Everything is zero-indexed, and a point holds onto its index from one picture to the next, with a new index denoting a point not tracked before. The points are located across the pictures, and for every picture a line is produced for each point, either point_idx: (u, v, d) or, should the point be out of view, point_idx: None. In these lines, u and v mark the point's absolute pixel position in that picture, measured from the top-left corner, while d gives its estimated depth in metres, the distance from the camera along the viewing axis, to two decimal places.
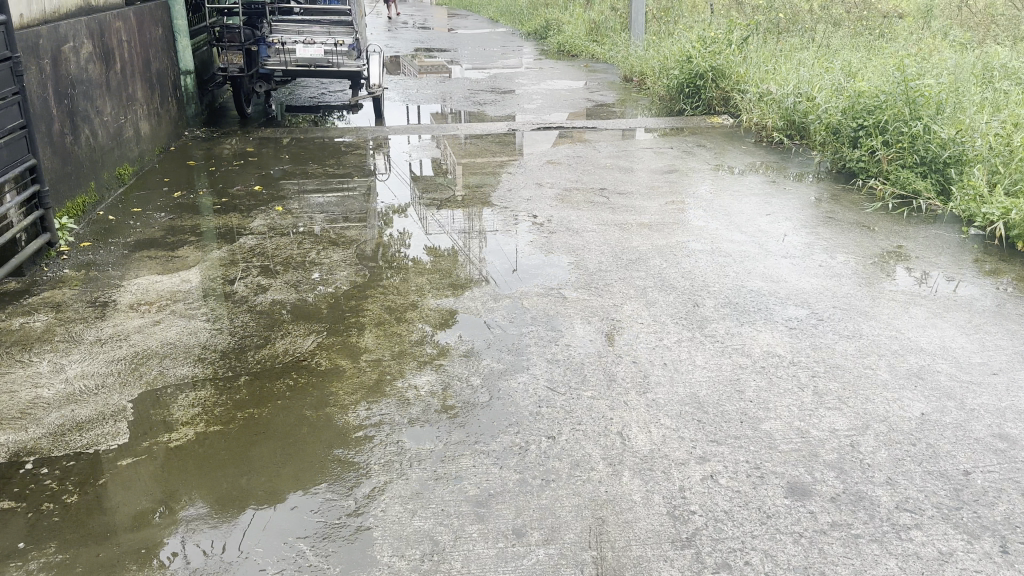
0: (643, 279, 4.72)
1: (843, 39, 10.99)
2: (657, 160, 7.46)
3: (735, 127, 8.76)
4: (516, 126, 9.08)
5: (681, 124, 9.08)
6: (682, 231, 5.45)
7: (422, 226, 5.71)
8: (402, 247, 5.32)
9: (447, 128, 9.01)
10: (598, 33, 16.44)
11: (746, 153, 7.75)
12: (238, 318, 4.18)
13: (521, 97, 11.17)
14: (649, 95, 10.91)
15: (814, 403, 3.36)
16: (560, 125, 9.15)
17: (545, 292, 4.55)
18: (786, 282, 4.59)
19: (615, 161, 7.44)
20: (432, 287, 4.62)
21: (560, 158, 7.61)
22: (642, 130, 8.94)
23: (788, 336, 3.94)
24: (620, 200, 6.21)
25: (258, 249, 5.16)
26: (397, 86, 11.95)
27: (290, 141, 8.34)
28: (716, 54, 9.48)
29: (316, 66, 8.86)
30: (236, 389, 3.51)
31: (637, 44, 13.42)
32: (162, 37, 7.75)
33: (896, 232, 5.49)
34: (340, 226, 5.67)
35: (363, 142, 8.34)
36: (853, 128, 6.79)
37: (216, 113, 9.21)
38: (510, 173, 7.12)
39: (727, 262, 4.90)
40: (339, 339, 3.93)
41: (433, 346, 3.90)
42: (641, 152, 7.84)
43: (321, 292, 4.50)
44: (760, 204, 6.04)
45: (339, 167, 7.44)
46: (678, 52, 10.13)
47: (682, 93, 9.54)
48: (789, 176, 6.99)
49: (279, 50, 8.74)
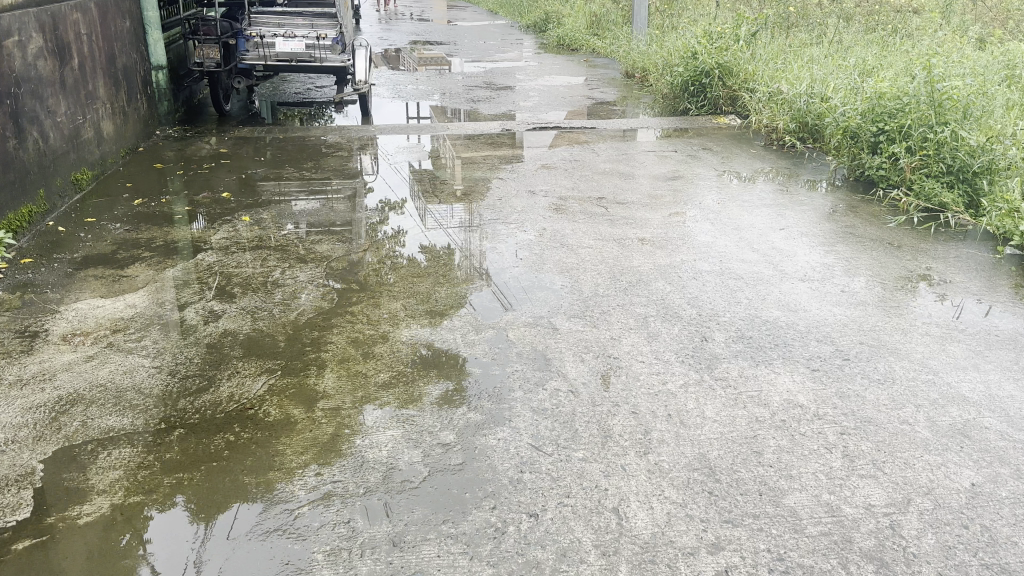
0: (644, 306, 4.21)
1: (856, 36, 10.46)
2: (660, 165, 6.93)
3: (743, 129, 8.24)
4: (510, 126, 8.55)
5: (685, 125, 8.56)
6: (687, 249, 4.94)
7: (402, 239, 5.20)
8: (378, 263, 4.80)
9: (436, 127, 8.46)
10: (599, 26, 15.88)
11: (754, 157, 7.22)
12: (181, 354, 3.68)
13: (517, 94, 10.63)
14: (652, 93, 10.38)
15: (844, 470, 2.87)
16: (557, 125, 8.62)
17: (533, 322, 4.03)
18: (804, 311, 4.09)
19: (614, 166, 6.92)
20: (406, 314, 4.11)
21: (556, 163, 7.09)
22: (645, 131, 8.42)
23: (810, 380, 3.44)
24: (619, 211, 5.69)
25: (217, 267, 4.65)
26: (389, 81, 11.42)
27: (268, 141, 7.81)
28: (722, 50, 8.94)
29: (298, 61, 8.29)
30: (166, 447, 3.01)
31: (639, 37, 12.87)
32: (130, 30, 7.23)
33: (923, 251, 4.96)
34: (311, 239, 5.15)
35: (346, 142, 7.81)
36: (873, 132, 6.26)
37: (193, 110, 8.69)
38: (501, 179, 6.60)
39: (738, 286, 4.39)
40: (293, 382, 3.43)
41: (402, 390, 3.39)
42: (643, 155, 7.32)
43: (279, 320, 4.00)
44: (773, 217, 5.53)
45: (318, 170, 6.92)
46: (683, 47, 9.60)
47: (687, 92, 9.01)
48: (801, 183, 6.48)
49: (258, 44, 8.17)
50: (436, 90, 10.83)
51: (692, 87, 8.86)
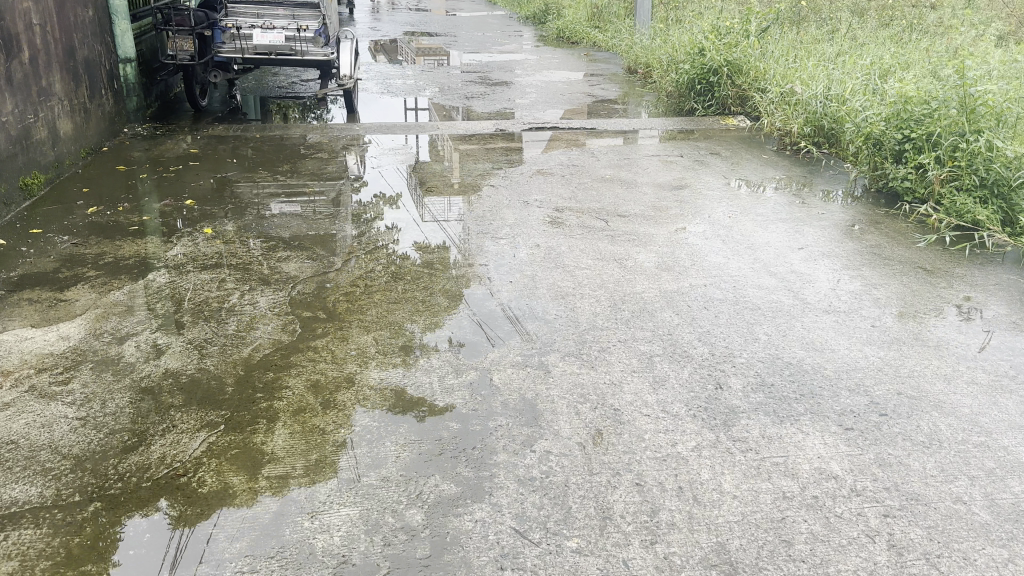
0: (649, 342, 3.70)
1: (870, 33, 9.91)
2: (664, 172, 6.42)
3: (753, 131, 7.72)
4: (505, 125, 8.02)
5: (692, 126, 8.03)
6: (696, 271, 4.42)
7: (380, 256, 4.68)
8: (350, 284, 4.28)
9: (425, 126, 7.91)
10: (601, 19, 15.31)
11: (766, 164, 6.71)
12: (111, 402, 3.18)
13: (514, 90, 10.09)
14: (656, 91, 9.84)
15: (893, 568, 2.37)
16: (555, 125, 8.08)
17: (523, 362, 3.52)
18: (831, 352, 3.59)
19: (616, 172, 6.40)
20: (376, 350, 3.60)
21: (552, 168, 6.57)
22: (649, 132, 7.90)
23: (844, 445, 2.94)
24: (621, 226, 5.18)
25: (167, 291, 4.14)
26: (379, 75, 10.88)
27: (243, 139, 7.28)
28: (732, 46, 8.41)
29: (278, 54, 7.79)
30: (75, 528, 2.51)
31: (642, 31, 12.33)
32: (93, 20, 6.70)
33: (958, 276, 4.45)
34: (278, 256, 4.64)
35: (327, 142, 7.27)
36: (897, 140, 5.74)
37: (167, 106, 8.17)
38: (493, 187, 6.08)
39: (753, 318, 3.88)
40: (236, 441, 2.95)
41: (363, 450, 2.88)
42: (647, 160, 6.81)
43: (230, 357, 3.50)
44: (789, 233, 5.02)
45: (295, 173, 6.40)
46: (689, 43, 9.06)
47: (693, 90, 8.48)
48: (817, 193, 5.97)
49: (234, 36, 7.67)
50: (428, 86, 10.28)
51: (699, 86, 8.33)
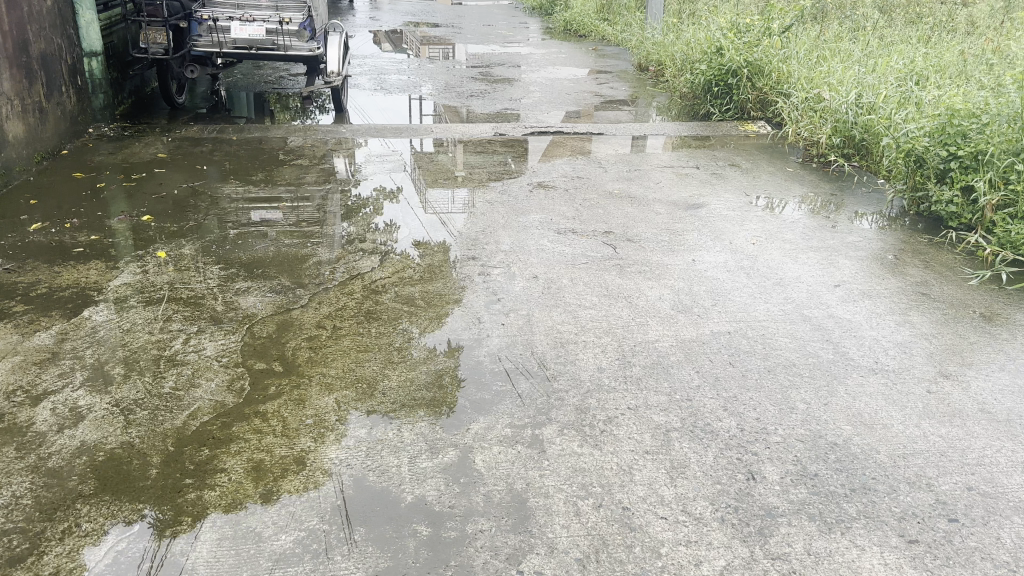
0: (664, 408, 3.10)
1: (899, 32, 9.24)
2: (677, 187, 5.82)
3: (774, 139, 7.10)
4: (505, 129, 7.40)
5: (707, 132, 7.41)
6: (717, 314, 3.83)
7: (353, 288, 4.09)
8: (315, 325, 3.69)
9: (418, 129, 7.29)
10: (610, 11, 14.64)
11: (789, 178, 6.10)
12: (6, 490, 2.61)
13: (516, 88, 9.46)
14: (668, 92, 9.20)
15: None
16: (559, 129, 7.46)
17: (512, 435, 2.92)
18: (882, 430, 2.99)
19: (624, 187, 5.79)
20: (337, 417, 3.01)
21: (555, 181, 5.96)
22: (661, 139, 7.28)
23: (910, 568, 2.34)
24: (630, 255, 4.57)
25: (102, 334, 3.58)
26: (374, 69, 10.26)
27: (218, 141, 6.68)
28: (752, 46, 7.78)
29: (259, 49, 7.13)
30: None
31: (654, 25, 11.67)
32: (53, 11, 6.12)
33: (1021, 324, 3.84)
34: (236, 287, 4.05)
35: (310, 146, 6.67)
36: (941, 157, 5.11)
37: (140, 104, 7.60)
38: (487, 204, 5.47)
39: (786, 380, 3.29)
40: (149, 549, 2.37)
41: (306, 567, 2.30)
42: (658, 172, 6.20)
43: (160, 429, 2.94)
44: (821, 265, 4.41)
45: (270, 183, 5.80)
46: (706, 40, 8.42)
47: (710, 93, 7.85)
48: (848, 215, 5.37)
49: (211, 29, 7.05)
50: (426, 82, 9.66)
51: (717, 89, 7.70)
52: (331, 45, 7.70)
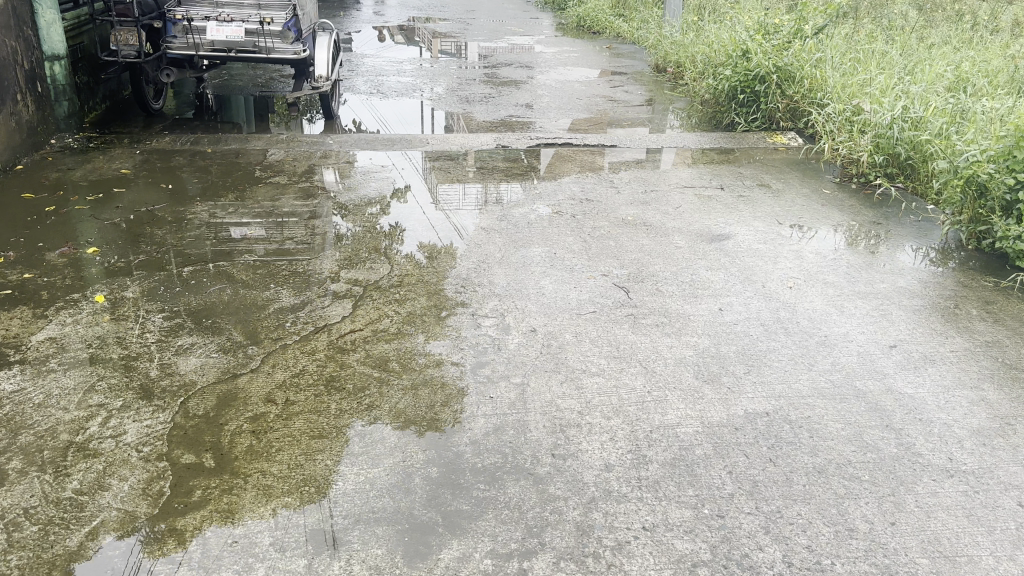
0: (689, 527, 2.45)
1: (939, 34, 8.49)
2: (698, 212, 5.14)
3: (806, 154, 6.40)
4: (509, 140, 6.74)
5: (731, 145, 6.72)
6: (750, 387, 3.17)
7: (316, 346, 3.45)
8: (263, 400, 3.05)
9: (413, 140, 6.65)
10: (626, 6, 13.94)
11: (825, 201, 5.42)
12: None
13: (523, 91, 8.78)
14: (687, 96, 8.50)
15: None
16: (567, 139, 6.79)
17: (494, 570, 2.27)
18: (968, 566, 2.34)
19: (638, 213, 5.13)
20: (272, 539, 2.38)
21: (561, 204, 5.30)
22: (681, 152, 6.60)
23: None
24: (645, 301, 3.91)
25: (6, 412, 2.96)
26: (373, 69, 9.59)
27: (191, 154, 6.05)
28: (781, 51, 7.07)
29: (239, 52, 6.51)
30: None
31: (673, 23, 10.97)
32: (6, 11, 5.51)
33: None
34: (179, 345, 3.43)
35: (292, 159, 6.02)
36: (1008, 186, 4.42)
37: (113, 111, 7.00)
38: (483, 233, 4.82)
39: (840, 489, 2.63)
40: None
41: None
42: (678, 192, 5.53)
43: (48, 555, 2.32)
44: (871, 320, 3.75)
45: (240, 204, 5.17)
46: (730, 42, 7.71)
47: (734, 101, 7.15)
48: (895, 249, 4.69)
49: (186, 29, 6.43)
50: (427, 84, 9.00)
51: (742, 96, 7.00)
52: (319, 47, 7.05)
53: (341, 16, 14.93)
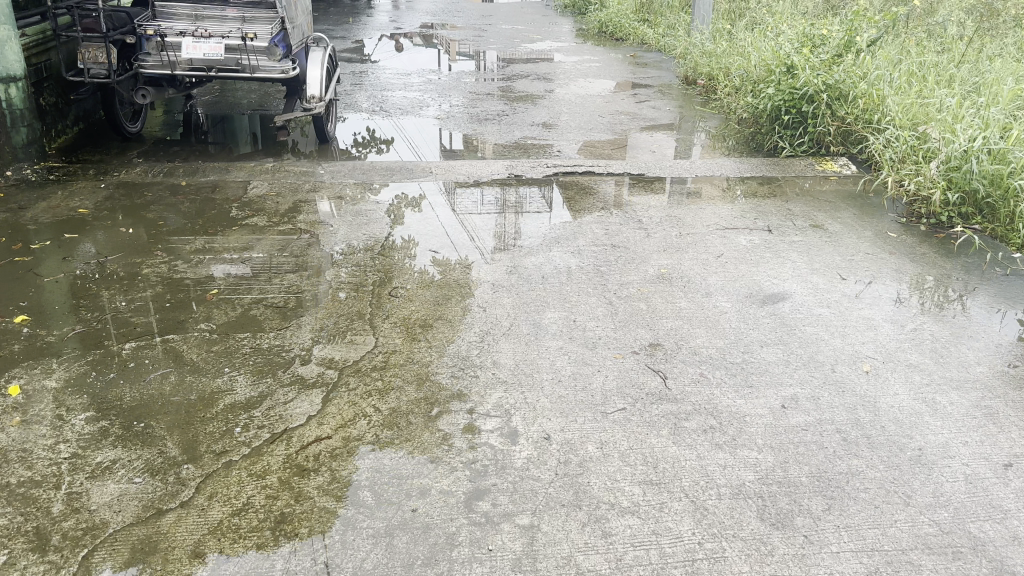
0: None
1: (1003, 44, 7.64)
2: (744, 264, 4.36)
3: (863, 186, 5.60)
4: (523, 168, 5.98)
5: (776, 174, 5.93)
6: (834, 538, 2.40)
7: (269, 464, 2.72)
8: (190, 555, 2.32)
9: (415, 168, 5.91)
10: (650, 11, 13.15)
11: (893, 248, 4.62)
12: None
13: (541, 108, 8.02)
14: (721, 113, 7.70)
15: None
16: (589, 167, 6.02)
17: None
18: None
19: (673, 265, 4.37)
20: None
21: (582, 251, 4.55)
22: (719, 181, 5.81)
23: None
24: (686, 393, 3.14)
25: None
26: (379, 83, 8.87)
27: (162, 189, 5.35)
28: (830, 67, 6.27)
29: (220, 70, 5.78)
30: None
31: (703, 31, 10.17)
32: None
33: None
34: (99, 464, 2.72)
35: (277, 194, 5.31)
36: None
37: (86, 138, 6.35)
38: (489, 290, 4.06)
39: None
40: None
41: None
42: (719, 236, 4.76)
43: None
44: (976, 426, 2.96)
45: (209, 252, 4.45)
46: (771, 56, 6.92)
47: (778, 123, 6.35)
48: (987, 313, 3.89)
49: (160, 45, 5.72)
50: (436, 99, 8.26)
51: (788, 118, 6.20)
52: (311, 63, 6.35)
53: (350, 23, 14.25)
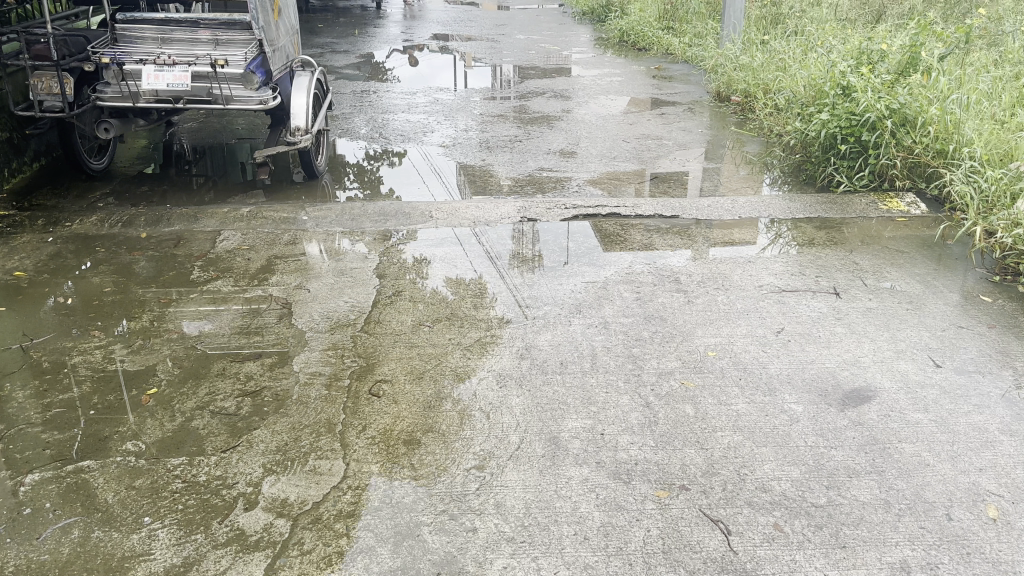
0: None
1: None
2: (811, 343, 3.53)
3: (939, 231, 4.75)
4: (539, 209, 5.17)
5: (833, 213, 5.09)
6: None
7: None
8: None
9: (414, 211, 5.12)
10: (675, 18, 12.30)
11: (991, 319, 3.77)
12: None
13: (559, 133, 7.20)
14: (761, 137, 6.86)
15: None
16: (613, 207, 5.21)
17: None
18: None
19: (722, 344, 3.54)
20: None
21: (609, 325, 3.73)
22: (768, 225, 4.99)
23: None
24: (759, 561, 2.32)
25: None
26: (382, 104, 8.09)
27: (118, 244, 4.61)
28: (892, 89, 5.42)
29: (187, 101, 5.05)
30: None
31: (736, 41, 9.30)
32: None
33: None
34: None
35: (250, 248, 4.54)
36: None
37: (44, 177, 5.63)
38: (494, 382, 3.26)
39: None
40: None
41: None
42: (775, 302, 3.92)
43: None
44: None
45: (157, 330, 3.69)
46: (821, 74, 6.08)
47: (833, 153, 5.51)
48: None
49: (118, 75, 4.98)
50: (444, 123, 7.48)
51: (844, 147, 5.36)
52: (296, 90, 5.58)
53: (357, 35, 13.53)
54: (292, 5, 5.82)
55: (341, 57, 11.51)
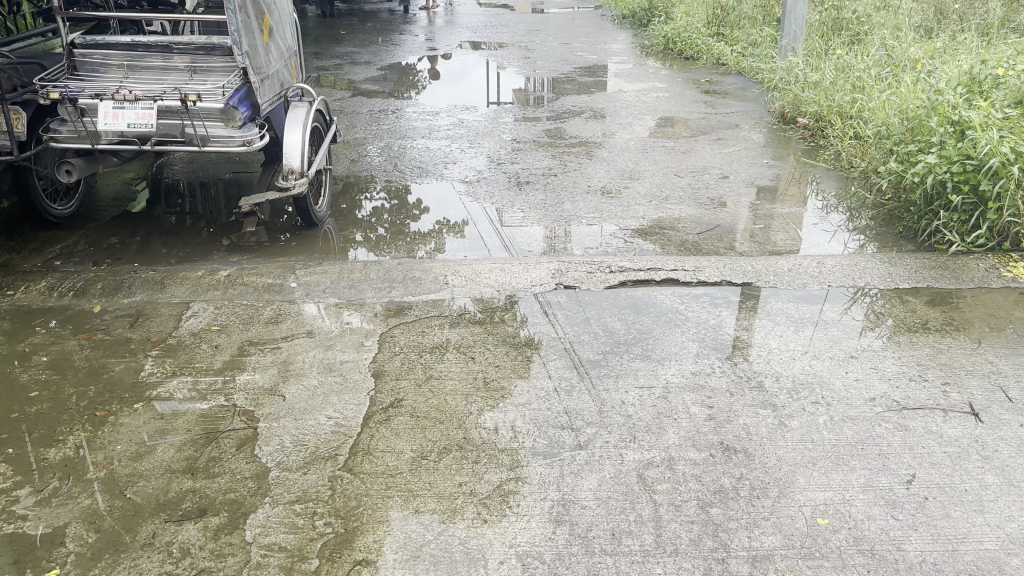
0: None
1: None
2: (956, 504, 2.57)
3: None
4: (579, 272, 4.24)
5: (946, 282, 4.09)
6: None
7: None
8: None
9: (427, 274, 4.23)
10: (727, 23, 11.27)
11: None
12: None
13: (602, 164, 6.27)
14: (838, 172, 5.87)
15: None
16: (670, 270, 4.26)
17: None
18: None
19: (832, 502, 2.59)
20: None
21: (674, 461, 2.79)
22: (863, 297, 4.00)
23: None
24: None
25: None
26: (401, 127, 7.21)
27: (65, 322, 3.77)
28: (1017, 127, 4.41)
29: (161, 140, 4.18)
30: None
31: (801, 52, 8.27)
32: None
33: None
34: None
35: (222, 331, 3.68)
36: None
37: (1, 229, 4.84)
38: (519, 568, 2.33)
39: None
40: None
41: None
42: (895, 426, 2.95)
43: None
44: None
45: (80, 461, 2.83)
46: (920, 103, 5.07)
47: (939, 203, 4.51)
48: None
49: (73, 111, 4.13)
50: (469, 151, 6.58)
51: (957, 197, 4.36)
52: (290, 124, 4.70)
53: (382, 42, 12.69)
54: (286, 23, 4.98)
55: (363, 68, 10.67)
